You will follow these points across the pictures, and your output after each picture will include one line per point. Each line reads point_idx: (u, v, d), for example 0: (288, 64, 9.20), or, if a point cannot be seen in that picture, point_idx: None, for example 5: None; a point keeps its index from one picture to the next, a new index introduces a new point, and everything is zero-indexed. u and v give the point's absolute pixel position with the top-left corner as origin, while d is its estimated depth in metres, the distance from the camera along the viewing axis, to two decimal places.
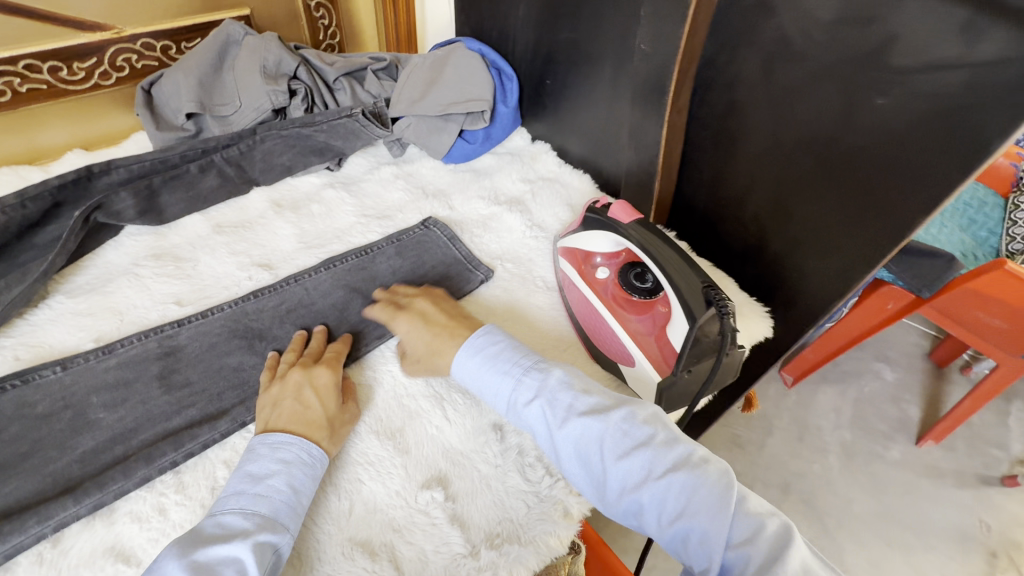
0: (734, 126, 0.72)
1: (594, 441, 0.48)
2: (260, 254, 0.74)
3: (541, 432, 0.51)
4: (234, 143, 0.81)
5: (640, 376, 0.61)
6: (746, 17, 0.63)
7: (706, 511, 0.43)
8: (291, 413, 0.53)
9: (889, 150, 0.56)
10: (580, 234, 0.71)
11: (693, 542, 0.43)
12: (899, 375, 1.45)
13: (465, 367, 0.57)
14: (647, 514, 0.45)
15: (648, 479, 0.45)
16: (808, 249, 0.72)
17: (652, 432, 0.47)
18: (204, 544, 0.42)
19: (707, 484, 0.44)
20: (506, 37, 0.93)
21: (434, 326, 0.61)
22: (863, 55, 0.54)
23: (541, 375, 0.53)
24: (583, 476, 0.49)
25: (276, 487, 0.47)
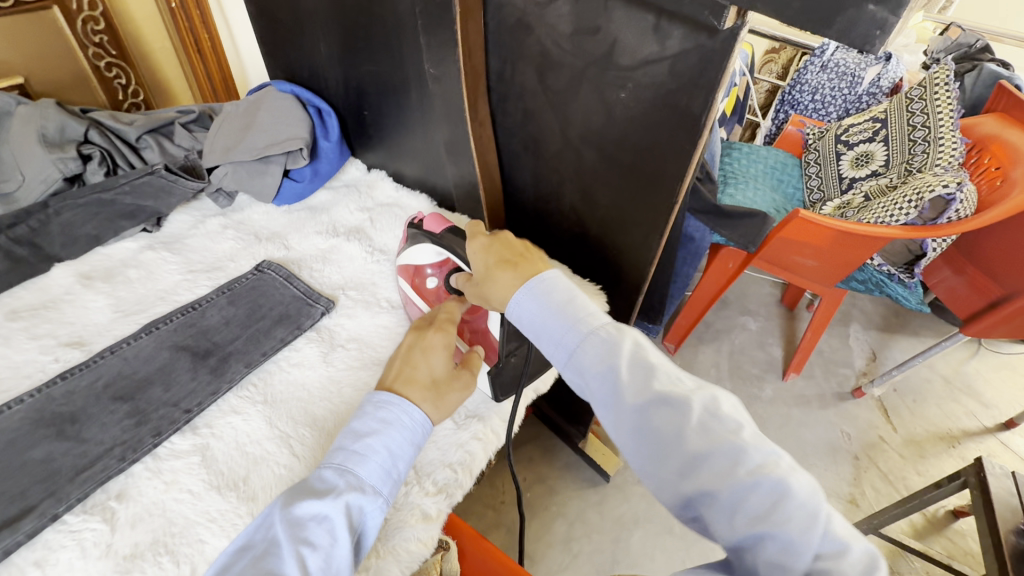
0: (533, 132, 0.80)
1: (668, 417, 0.41)
2: (68, 332, 0.69)
3: (605, 394, 0.45)
4: (20, 220, 0.74)
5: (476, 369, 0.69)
6: (512, 35, 0.71)
7: (798, 523, 0.35)
8: (399, 376, 0.54)
9: (648, 133, 0.66)
10: (408, 250, 0.73)
11: (767, 553, 0.35)
12: (761, 323, 1.66)
13: (526, 309, 0.50)
14: (717, 511, 0.38)
15: (729, 473, 0.38)
16: (616, 227, 0.81)
17: (740, 425, 0.40)
18: (302, 497, 0.43)
19: (802, 497, 0.36)
20: (316, 76, 0.95)
21: (505, 254, 0.56)
22: (600, 58, 0.64)
23: (611, 335, 0.46)
24: (644, 450, 0.42)
25: (375, 448, 0.48)
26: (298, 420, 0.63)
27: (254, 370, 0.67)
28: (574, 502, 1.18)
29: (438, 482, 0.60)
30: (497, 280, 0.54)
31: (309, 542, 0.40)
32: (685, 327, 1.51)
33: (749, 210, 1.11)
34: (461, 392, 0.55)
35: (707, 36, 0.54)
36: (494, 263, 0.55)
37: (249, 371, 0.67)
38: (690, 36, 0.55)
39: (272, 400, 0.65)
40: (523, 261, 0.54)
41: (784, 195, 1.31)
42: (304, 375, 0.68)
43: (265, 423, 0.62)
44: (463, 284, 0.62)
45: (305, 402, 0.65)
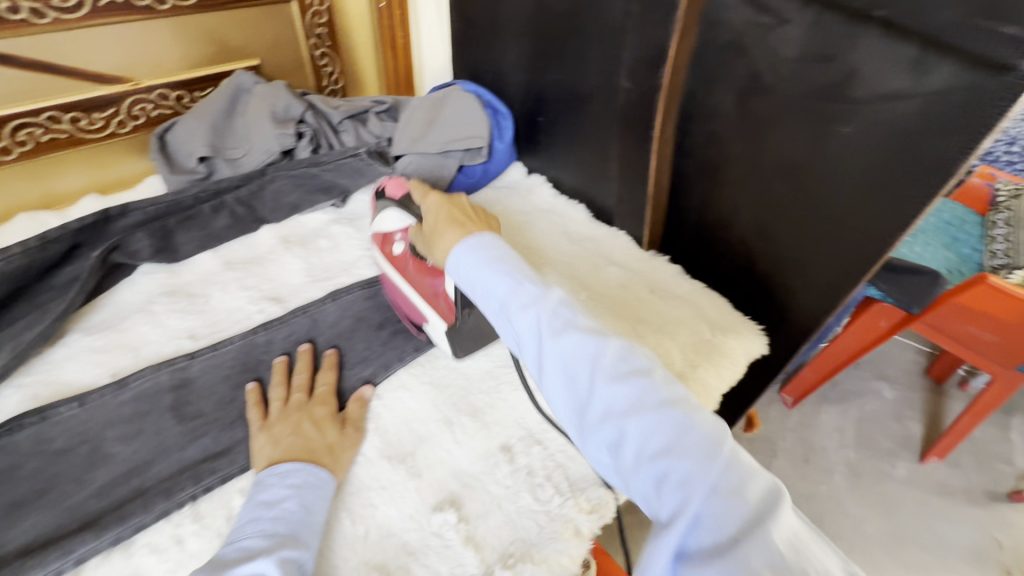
0: (715, 156, 0.77)
1: (588, 361, 0.46)
2: (270, 288, 0.77)
3: (532, 341, 0.49)
4: (244, 184, 0.84)
5: (435, 329, 0.67)
6: (721, 56, 0.69)
7: (691, 446, 0.39)
8: (295, 445, 0.55)
9: (862, 171, 0.61)
10: (377, 218, 0.74)
11: (669, 480, 0.39)
12: (899, 393, 1.42)
13: (468, 264, 0.55)
14: (627, 444, 0.42)
15: (638, 406, 0.42)
16: (792, 268, 0.75)
17: (649, 367, 0.45)
18: (230, 567, 0.44)
19: (700, 427, 0.40)
20: (499, 79, 1.00)
21: (455, 213, 0.61)
22: (828, 87, 0.60)
23: (543, 288, 0.51)
24: (567, 392, 0.46)
25: (289, 510, 0.50)
26: (459, 407, 0.65)
27: (421, 355, 0.70)
28: None
29: (591, 500, 0.57)
30: (446, 237, 0.58)
31: None
32: (810, 381, 1.34)
33: (915, 266, 0.98)
34: (353, 450, 0.59)
35: (987, 75, 0.49)
36: (445, 223, 0.60)
37: (419, 354, 0.70)
38: (962, 73, 0.50)
39: (438, 382, 0.68)
40: (469, 224, 0.59)
41: (957, 255, 1.12)
42: (465, 364, 0.70)
43: (431, 405, 0.65)
44: (418, 240, 0.66)
45: (465, 390, 0.67)
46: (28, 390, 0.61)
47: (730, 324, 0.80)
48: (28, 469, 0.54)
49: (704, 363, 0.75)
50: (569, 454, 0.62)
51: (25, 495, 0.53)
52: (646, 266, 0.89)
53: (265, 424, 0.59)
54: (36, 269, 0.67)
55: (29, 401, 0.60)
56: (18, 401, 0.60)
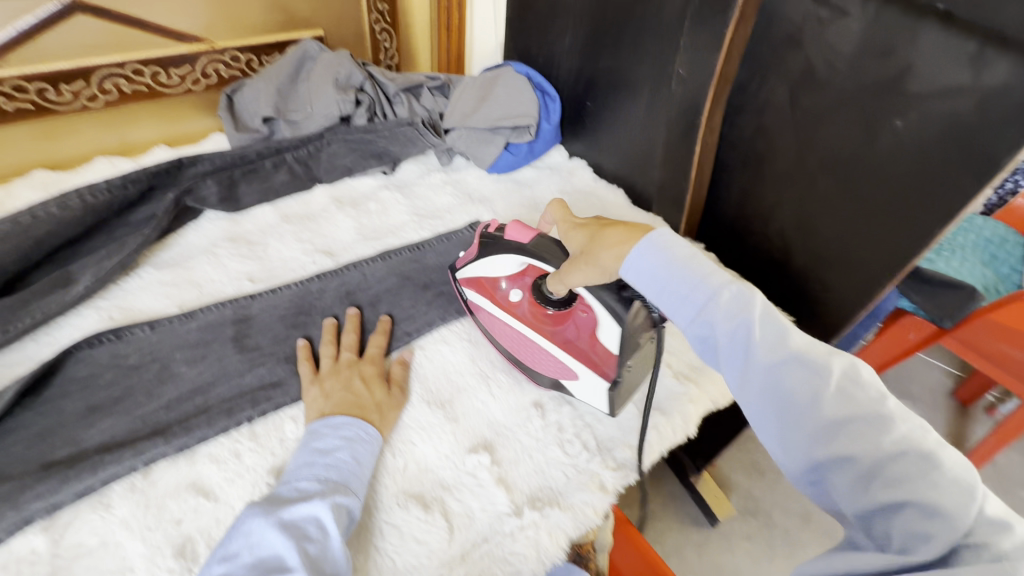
0: (761, 148, 0.79)
1: (804, 382, 0.39)
2: (323, 243, 0.81)
3: (733, 355, 0.42)
4: (303, 145, 0.91)
5: (590, 385, 0.61)
6: (777, 51, 0.71)
7: (947, 493, 0.33)
8: (345, 400, 0.58)
9: (916, 167, 0.62)
10: (478, 263, 0.68)
11: (903, 517, 0.34)
12: (923, 413, 1.40)
13: (648, 266, 0.47)
14: (852, 478, 0.36)
15: (872, 440, 0.36)
16: (829, 262, 0.76)
17: (883, 395, 0.38)
18: (287, 504, 0.46)
19: (949, 466, 0.34)
20: (551, 62, 1.04)
21: (602, 224, 0.55)
22: (884, 82, 0.61)
23: (745, 293, 0.43)
24: (777, 416, 0.40)
25: (341, 460, 0.52)
26: (496, 363, 0.69)
27: (462, 317, 0.74)
28: (674, 536, 1.07)
29: (617, 459, 0.60)
30: (610, 238, 0.51)
31: (307, 537, 0.43)
32: None
33: (953, 280, 0.98)
34: (399, 410, 0.60)
35: None
36: (600, 227, 0.54)
37: (459, 316, 0.74)
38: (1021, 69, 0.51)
39: (476, 341, 0.71)
40: (630, 223, 0.53)
41: (995, 274, 1.10)
42: None
43: (467, 357, 0.69)
44: (564, 274, 0.56)
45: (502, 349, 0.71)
46: (104, 312, 0.66)
47: None
48: (105, 379, 0.59)
49: None
50: (598, 417, 0.64)
51: (102, 401, 0.57)
52: None
53: (316, 377, 0.61)
54: (118, 205, 0.73)
55: (105, 321, 0.65)
56: (96, 320, 0.65)
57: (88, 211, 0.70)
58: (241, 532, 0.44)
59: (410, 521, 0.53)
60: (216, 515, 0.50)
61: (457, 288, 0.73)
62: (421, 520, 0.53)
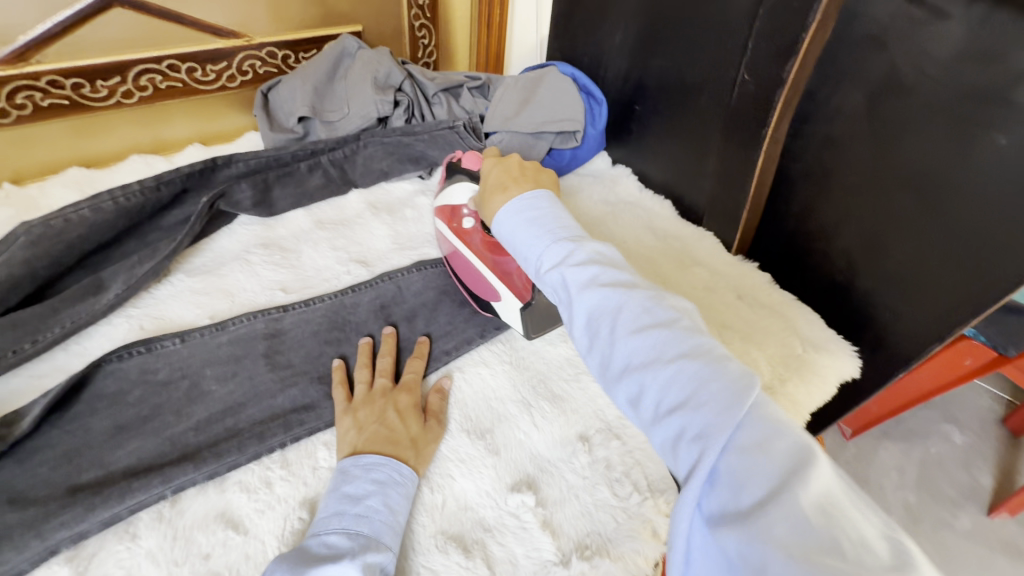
0: (829, 161, 0.72)
1: (609, 315, 0.45)
2: (357, 251, 0.77)
3: (560, 299, 0.49)
4: (339, 146, 0.86)
5: (510, 310, 0.66)
6: (858, 53, 0.64)
7: (713, 403, 0.38)
8: (378, 435, 0.54)
9: (999, 187, 0.56)
10: (449, 190, 0.73)
11: (685, 430, 0.38)
12: (969, 440, 1.26)
13: (505, 224, 0.55)
14: (647, 398, 0.41)
15: (660, 361, 0.41)
16: (900, 287, 0.70)
17: (676, 320, 0.43)
18: (314, 566, 0.43)
19: (722, 378, 0.39)
20: (598, 63, 0.98)
21: (497, 177, 0.62)
22: (984, 93, 0.55)
23: (575, 243, 0.50)
24: (593, 349, 0.46)
25: (373, 508, 0.48)
26: (539, 391, 0.64)
27: (502, 335, 0.70)
28: None
29: (670, 504, 0.55)
30: (488, 202, 0.60)
31: None
32: (875, 414, 1.21)
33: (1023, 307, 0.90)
34: (435, 445, 0.57)
35: None
36: (489, 188, 0.61)
37: (499, 334, 0.70)
38: None
39: (517, 364, 0.67)
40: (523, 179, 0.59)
41: None
42: (546, 349, 0.69)
43: (510, 383, 0.64)
44: (478, 206, 0.66)
45: (544, 374, 0.66)
46: (135, 322, 0.63)
47: (823, 341, 0.75)
48: (134, 396, 0.57)
49: (793, 378, 0.71)
50: (648, 454, 0.59)
51: (130, 420, 0.55)
52: (733, 270, 0.84)
53: (349, 407, 0.58)
54: (151, 208, 0.70)
55: (136, 332, 0.62)
56: (126, 330, 0.62)
57: (121, 214, 0.67)
58: None
59: (449, 567, 0.49)
60: (245, 551, 0.47)
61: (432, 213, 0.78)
62: (462, 566, 0.49)
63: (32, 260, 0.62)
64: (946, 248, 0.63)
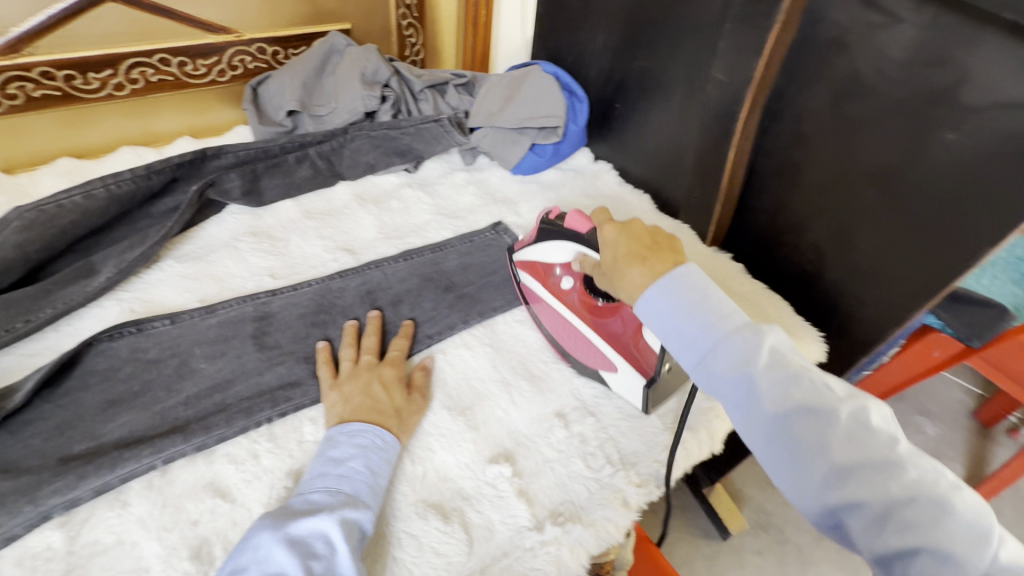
0: (798, 156, 0.76)
1: (810, 427, 0.41)
2: (344, 240, 0.80)
3: (739, 400, 0.45)
4: (327, 140, 0.88)
5: (627, 380, 0.61)
6: (820, 54, 0.68)
7: (959, 541, 0.36)
8: (363, 405, 0.56)
9: (953, 184, 0.61)
10: (535, 246, 0.68)
11: (921, 564, 0.36)
12: (942, 431, 1.31)
13: (661, 308, 0.49)
14: (865, 523, 0.38)
15: (884, 488, 0.38)
16: (864, 278, 0.74)
17: (890, 438, 0.41)
18: (295, 519, 0.45)
19: (958, 512, 0.37)
20: (580, 63, 1.02)
21: (631, 246, 0.55)
22: (934, 92, 0.59)
23: (756, 341, 0.46)
24: (782, 457, 0.42)
25: (355, 470, 0.51)
26: (517, 371, 0.67)
27: (484, 320, 0.73)
28: (683, 548, 1.04)
29: (641, 475, 0.58)
30: (626, 276, 0.53)
31: (314, 554, 0.43)
32: None
33: (983, 298, 0.94)
34: (418, 416, 0.59)
35: None
36: (621, 258, 0.54)
37: (481, 319, 0.73)
38: None
39: (499, 347, 0.70)
40: (657, 252, 0.53)
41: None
42: (524, 332, 0.72)
43: (489, 364, 0.67)
44: (602, 277, 0.60)
45: (524, 357, 0.69)
46: (125, 304, 0.65)
47: (790, 327, 0.79)
48: (124, 373, 0.58)
49: None
50: (621, 430, 0.62)
51: (120, 396, 0.57)
52: (708, 261, 0.88)
53: (336, 381, 0.60)
54: (142, 196, 0.72)
55: (126, 313, 0.64)
56: (117, 312, 0.64)
57: (112, 201, 0.69)
58: (249, 546, 0.44)
59: (428, 532, 0.51)
60: (232, 517, 0.49)
61: (512, 269, 0.74)
62: (440, 530, 0.51)
63: (24, 245, 0.63)
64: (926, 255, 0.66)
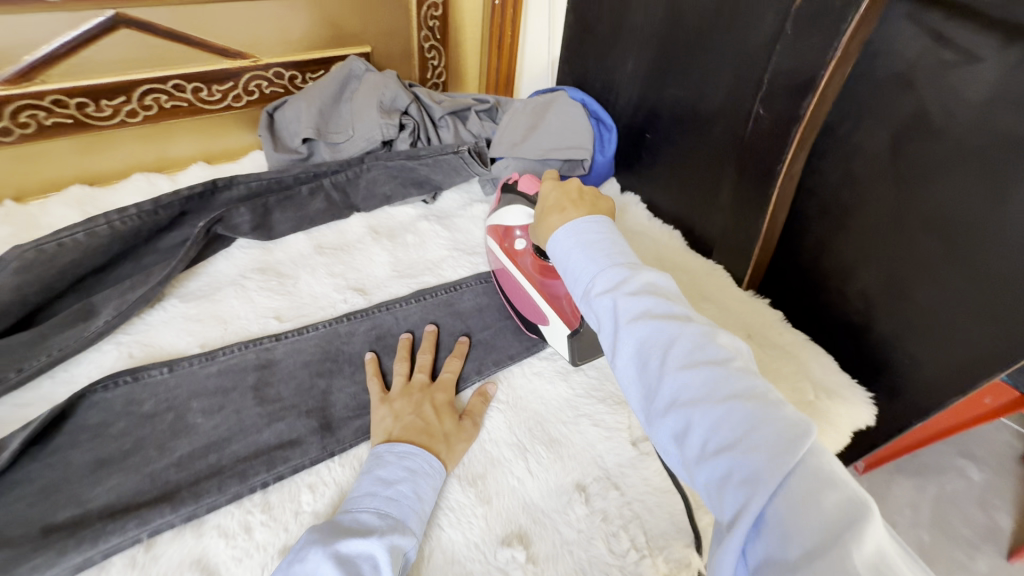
0: (848, 200, 0.70)
1: (660, 347, 0.43)
2: (356, 278, 0.76)
3: (607, 325, 0.46)
4: (342, 169, 0.85)
5: (555, 332, 0.65)
6: (880, 92, 0.62)
7: (766, 451, 0.35)
8: (413, 425, 0.57)
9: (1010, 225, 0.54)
10: (499, 210, 0.71)
11: (729, 473, 0.36)
12: (989, 479, 1.16)
13: (561, 242, 0.52)
14: (691, 436, 0.39)
15: (709, 400, 0.39)
16: (917, 333, 0.67)
17: (731, 359, 0.41)
18: (344, 537, 0.46)
19: (778, 425, 0.36)
20: (609, 89, 0.97)
21: (560, 196, 0.59)
22: (1017, 142, 0.52)
23: (630, 270, 0.47)
24: (635, 377, 0.44)
25: (403, 494, 0.50)
26: (535, 433, 0.61)
27: (500, 370, 0.68)
28: None
29: (670, 563, 0.52)
30: (549, 218, 0.58)
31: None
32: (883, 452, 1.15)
33: None
34: (467, 443, 0.58)
35: None
36: (550, 204, 0.59)
37: (496, 370, 0.67)
38: None
39: (515, 405, 0.64)
40: (580, 202, 0.57)
41: None
42: (543, 387, 0.66)
43: (506, 426, 0.61)
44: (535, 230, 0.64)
45: (542, 417, 0.63)
46: (124, 349, 0.62)
47: (836, 386, 0.72)
48: (118, 428, 0.55)
49: None
50: (647, 506, 0.56)
51: (111, 455, 0.53)
52: (744, 307, 0.81)
53: (386, 398, 0.60)
54: (147, 231, 0.70)
55: (124, 360, 0.61)
56: (114, 358, 0.61)
57: (115, 237, 0.67)
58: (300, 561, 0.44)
59: None
60: None
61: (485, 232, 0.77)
62: None
63: (23, 287, 0.61)
64: (934, 252, 0.62)
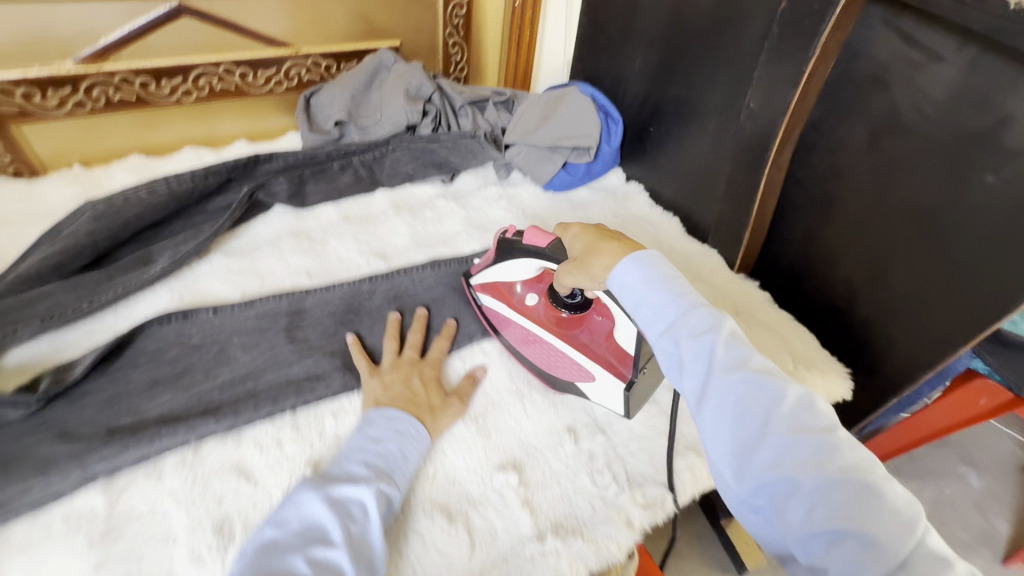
0: (831, 190, 0.76)
1: (761, 405, 0.40)
2: (378, 246, 0.84)
3: (693, 369, 0.43)
4: (369, 150, 0.94)
5: (605, 388, 0.63)
6: (859, 90, 0.68)
7: (886, 527, 0.35)
8: (401, 395, 0.61)
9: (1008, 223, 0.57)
10: (496, 268, 0.71)
11: (845, 546, 0.35)
12: (987, 484, 1.18)
13: (631, 275, 0.48)
14: (796, 502, 0.37)
15: (821, 466, 0.37)
16: (901, 318, 0.71)
17: (834, 424, 0.40)
18: (336, 483, 0.50)
19: (892, 501, 0.36)
20: (618, 85, 1.04)
21: (602, 233, 0.56)
22: (974, 134, 0.58)
23: (718, 316, 0.44)
24: (727, 431, 0.40)
25: (390, 451, 0.55)
26: (532, 383, 0.68)
27: None
28: None
29: (646, 497, 0.58)
30: (602, 253, 0.53)
31: (350, 517, 0.48)
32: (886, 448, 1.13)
33: None
34: (453, 418, 0.62)
35: None
36: (595, 240, 0.55)
37: None
38: None
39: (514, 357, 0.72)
40: (629, 240, 0.53)
41: None
42: None
43: (506, 374, 0.69)
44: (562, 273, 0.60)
45: None
46: (175, 293, 0.71)
47: (814, 360, 0.77)
48: (171, 355, 0.64)
49: None
50: (630, 449, 0.63)
51: (165, 376, 0.62)
52: (735, 288, 0.87)
53: (376, 371, 0.64)
54: (197, 194, 0.79)
55: (176, 301, 0.70)
56: (167, 300, 0.70)
57: (172, 197, 0.76)
58: (295, 503, 0.48)
59: (434, 531, 0.53)
60: (253, 498, 0.53)
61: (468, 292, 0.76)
62: (445, 530, 0.54)
63: (93, 234, 0.70)
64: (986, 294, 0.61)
